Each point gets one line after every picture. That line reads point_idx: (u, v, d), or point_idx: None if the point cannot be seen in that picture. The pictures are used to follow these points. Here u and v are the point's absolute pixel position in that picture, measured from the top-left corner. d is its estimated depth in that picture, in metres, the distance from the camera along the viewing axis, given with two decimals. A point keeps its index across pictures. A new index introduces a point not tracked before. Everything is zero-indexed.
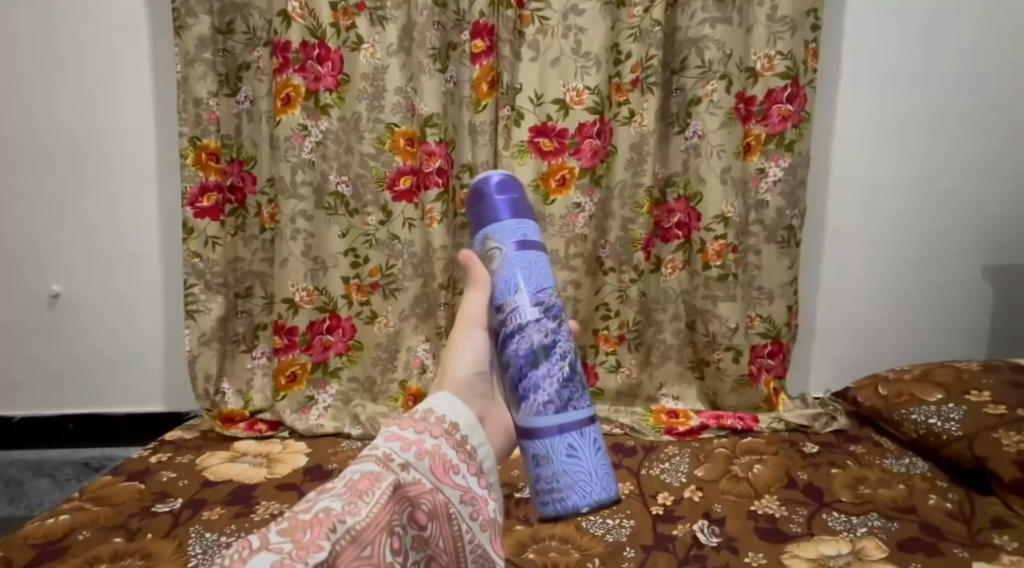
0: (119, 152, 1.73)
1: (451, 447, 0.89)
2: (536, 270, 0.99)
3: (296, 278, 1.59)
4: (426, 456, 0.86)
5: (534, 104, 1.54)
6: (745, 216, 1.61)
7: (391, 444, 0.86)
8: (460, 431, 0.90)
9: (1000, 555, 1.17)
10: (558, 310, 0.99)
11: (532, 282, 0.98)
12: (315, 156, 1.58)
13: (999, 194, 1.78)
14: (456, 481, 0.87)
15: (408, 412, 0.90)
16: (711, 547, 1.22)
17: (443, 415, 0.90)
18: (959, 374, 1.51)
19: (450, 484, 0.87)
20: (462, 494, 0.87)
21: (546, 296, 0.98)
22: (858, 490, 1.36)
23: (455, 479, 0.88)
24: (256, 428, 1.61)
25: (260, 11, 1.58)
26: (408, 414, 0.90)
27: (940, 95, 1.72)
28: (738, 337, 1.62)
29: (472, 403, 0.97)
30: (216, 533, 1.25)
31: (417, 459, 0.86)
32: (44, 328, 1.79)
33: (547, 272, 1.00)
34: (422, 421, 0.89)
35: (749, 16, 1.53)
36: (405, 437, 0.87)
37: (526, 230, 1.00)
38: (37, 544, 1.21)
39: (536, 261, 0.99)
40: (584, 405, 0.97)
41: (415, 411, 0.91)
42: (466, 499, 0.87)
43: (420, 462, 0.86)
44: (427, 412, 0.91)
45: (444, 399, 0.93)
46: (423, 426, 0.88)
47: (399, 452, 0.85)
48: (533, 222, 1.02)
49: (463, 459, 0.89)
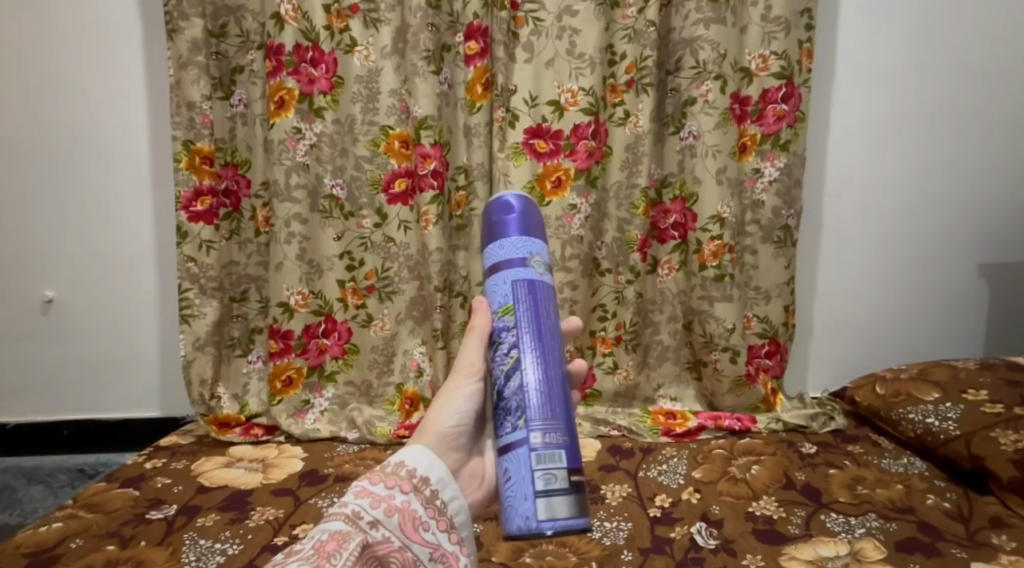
0: (112, 154, 1.72)
1: (420, 503, 0.87)
2: (504, 294, 0.93)
3: (291, 282, 1.58)
4: (394, 513, 0.85)
5: (529, 106, 1.54)
6: (740, 216, 1.60)
7: (360, 501, 0.85)
8: (430, 485, 0.88)
9: (997, 555, 1.17)
10: (502, 335, 0.93)
11: (496, 307, 0.94)
12: (309, 159, 1.56)
13: (992, 193, 1.78)
14: (426, 539, 0.86)
15: (380, 464, 0.89)
16: (709, 549, 1.22)
17: (414, 468, 0.89)
18: (956, 373, 1.51)
19: (418, 542, 0.85)
20: (431, 552, 0.86)
21: (502, 320, 0.93)
22: (856, 491, 1.35)
23: (425, 536, 0.86)
24: (251, 433, 1.60)
25: (252, 13, 1.56)
26: (380, 467, 0.89)
27: (933, 95, 1.72)
28: (735, 337, 1.61)
29: (449, 459, 0.93)
30: (210, 540, 1.24)
31: (386, 516, 0.85)
32: (37, 334, 1.78)
33: (518, 293, 0.93)
34: (393, 474, 0.88)
35: (743, 16, 1.52)
36: (375, 493, 0.86)
37: (522, 248, 0.94)
38: (28, 553, 1.20)
39: (524, 284, 0.93)
40: (505, 433, 0.91)
41: (387, 462, 0.90)
42: (435, 557, 0.86)
43: (389, 518, 0.85)
44: (398, 464, 0.89)
45: (418, 451, 0.90)
46: (392, 481, 0.87)
47: (368, 509, 0.85)
48: (528, 236, 0.94)
49: (433, 515, 0.87)
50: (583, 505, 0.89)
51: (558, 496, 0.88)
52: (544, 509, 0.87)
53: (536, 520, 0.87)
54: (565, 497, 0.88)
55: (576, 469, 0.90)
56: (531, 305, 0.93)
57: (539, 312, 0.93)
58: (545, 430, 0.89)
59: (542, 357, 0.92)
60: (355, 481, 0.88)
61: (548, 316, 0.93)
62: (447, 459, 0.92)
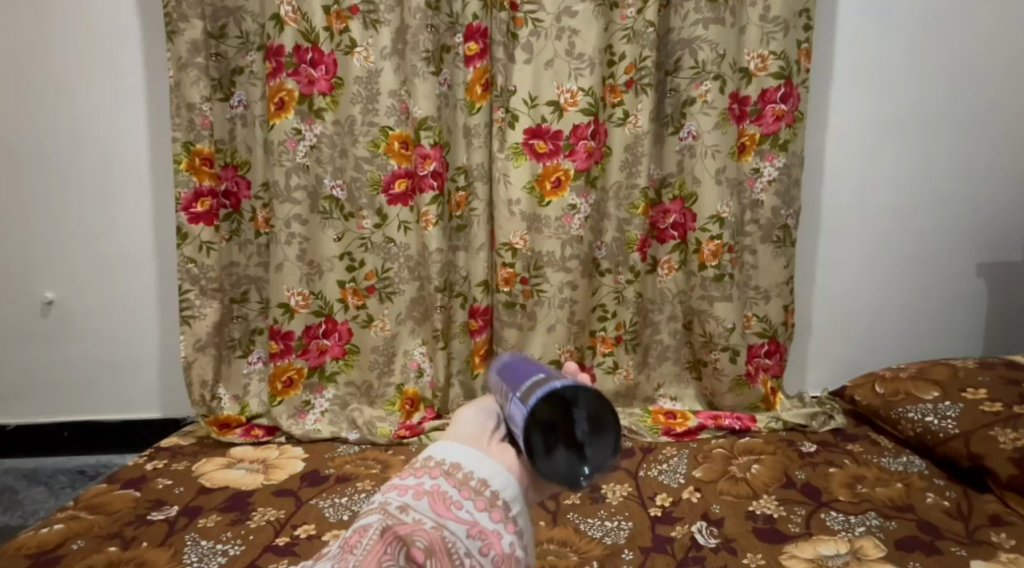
0: (112, 154, 1.72)
1: (452, 485, 0.88)
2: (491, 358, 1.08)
3: (291, 283, 1.58)
4: (424, 496, 0.87)
5: (528, 106, 1.54)
6: (740, 216, 1.61)
7: (389, 494, 0.88)
8: (462, 469, 0.90)
9: (997, 553, 1.18)
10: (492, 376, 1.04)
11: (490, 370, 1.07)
12: (309, 160, 1.57)
13: (991, 194, 1.78)
14: (461, 516, 0.87)
15: (410, 461, 0.92)
16: (709, 548, 1.22)
17: (441, 457, 0.91)
18: (955, 371, 1.51)
19: (452, 519, 0.86)
20: (468, 529, 0.86)
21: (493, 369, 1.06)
22: (856, 489, 1.36)
23: (459, 514, 0.87)
24: (252, 434, 1.61)
25: (252, 14, 1.56)
26: (410, 463, 0.92)
27: (932, 95, 1.73)
28: (735, 337, 1.61)
29: (476, 442, 0.93)
30: (212, 541, 1.25)
31: (414, 500, 0.87)
32: (37, 335, 1.78)
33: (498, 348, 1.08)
34: (422, 466, 0.91)
35: (742, 16, 1.52)
36: (403, 484, 0.89)
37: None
38: (30, 554, 1.20)
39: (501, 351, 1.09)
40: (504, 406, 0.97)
41: (418, 459, 0.93)
42: (473, 534, 0.86)
43: (418, 502, 0.87)
44: (427, 459, 0.92)
45: (444, 445, 0.92)
46: (422, 470, 0.90)
47: (396, 498, 0.87)
48: None
49: (468, 495, 0.88)
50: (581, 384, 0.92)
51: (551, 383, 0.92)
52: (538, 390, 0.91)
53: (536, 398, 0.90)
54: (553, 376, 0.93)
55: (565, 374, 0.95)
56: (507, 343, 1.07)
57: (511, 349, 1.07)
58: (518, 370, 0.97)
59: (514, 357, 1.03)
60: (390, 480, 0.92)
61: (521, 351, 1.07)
62: (474, 443, 0.93)
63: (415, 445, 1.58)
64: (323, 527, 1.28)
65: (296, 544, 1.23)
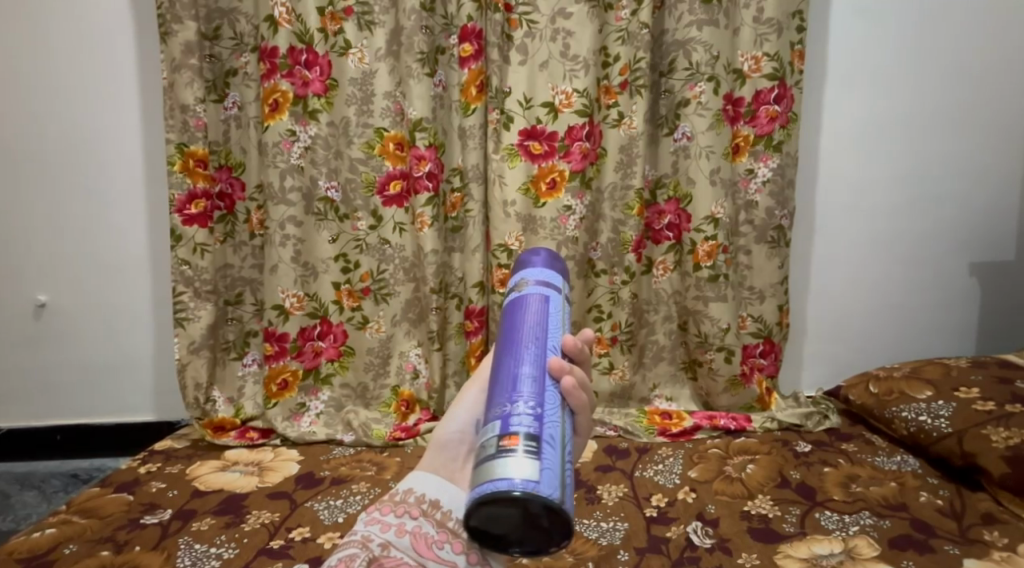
0: (104, 154, 1.71)
1: (432, 526, 0.91)
2: (522, 309, 0.92)
3: (286, 284, 1.58)
4: (406, 535, 0.91)
5: (523, 107, 1.55)
6: (734, 217, 1.62)
7: (371, 527, 0.92)
8: (442, 508, 0.93)
9: (989, 552, 1.18)
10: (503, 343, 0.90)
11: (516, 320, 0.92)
12: (304, 162, 1.56)
13: (985, 193, 1.80)
14: (442, 556, 0.90)
15: (391, 492, 0.96)
16: (704, 548, 1.22)
17: (423, 493, 0.94)
18: (947, 370, 1.52)
19: (432, 560, 0.89)
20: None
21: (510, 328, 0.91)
22: (850, 488, 1.37)
23: (440, 554, 0.90)
24: (247, 436, 1.61)
25: (246, 16, 1.56)
26: (390, 495, 0.95)
27: (927, 94, 1.74)
28: (730, 337, 1.62)
29: (452, 471, 0.97)
30: (206, 544, 1.24)
31: (397, 538, 0.91)
32: (28, 337, 1.77)
33: (538, 311, 0.92)
34: (402, 502, 0.93)
35: (735, 17, 1.53)
36: (386, 520, 0.92)
37: (548, 273, 0.96)
38: (22, 558, 1.20)
39: (524, 296, 0.93)
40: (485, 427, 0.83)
41: (398, 488, 0.96)
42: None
43: (400, 540, 0.91)
44: (407, 491, 0.94)
45: (425, 478, 0.96)
46: (401, 508, 0.93)
47: (378, 533, 0.92)
48: (558, 291, 0.96)
49: (447, 536, 0.90)
50: (551, 481, 0.78)
51: (523, 466, 0.78)
52: (507, 469, 0.78)
53: (501, 482, 0.77)
54: (511, 457, 0.79)
55: (536, 443, 0.80)
56: (537, 319, 0.91)
57: (520, 320, 0.90)
58: (493, 405, 0.84)
59: (516, 355, 0.88)
60: (372, 507, 0.95)
61: (537, 325, 0.90)
62: (451, 474, 0.97)
63: (410, 446, 1.57)
64: (317, 530, 1.27)
65: (291, 547, 1.23)
